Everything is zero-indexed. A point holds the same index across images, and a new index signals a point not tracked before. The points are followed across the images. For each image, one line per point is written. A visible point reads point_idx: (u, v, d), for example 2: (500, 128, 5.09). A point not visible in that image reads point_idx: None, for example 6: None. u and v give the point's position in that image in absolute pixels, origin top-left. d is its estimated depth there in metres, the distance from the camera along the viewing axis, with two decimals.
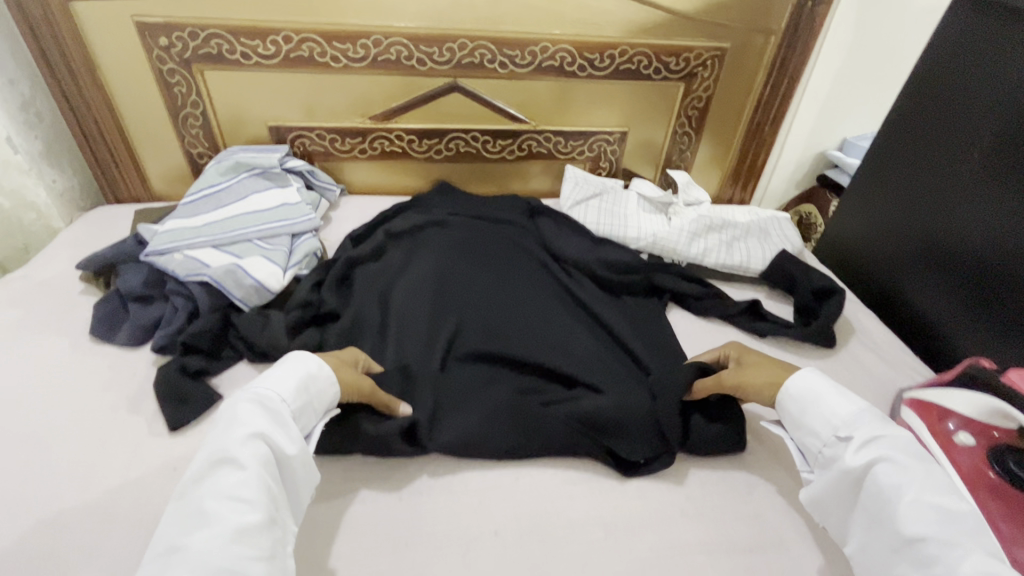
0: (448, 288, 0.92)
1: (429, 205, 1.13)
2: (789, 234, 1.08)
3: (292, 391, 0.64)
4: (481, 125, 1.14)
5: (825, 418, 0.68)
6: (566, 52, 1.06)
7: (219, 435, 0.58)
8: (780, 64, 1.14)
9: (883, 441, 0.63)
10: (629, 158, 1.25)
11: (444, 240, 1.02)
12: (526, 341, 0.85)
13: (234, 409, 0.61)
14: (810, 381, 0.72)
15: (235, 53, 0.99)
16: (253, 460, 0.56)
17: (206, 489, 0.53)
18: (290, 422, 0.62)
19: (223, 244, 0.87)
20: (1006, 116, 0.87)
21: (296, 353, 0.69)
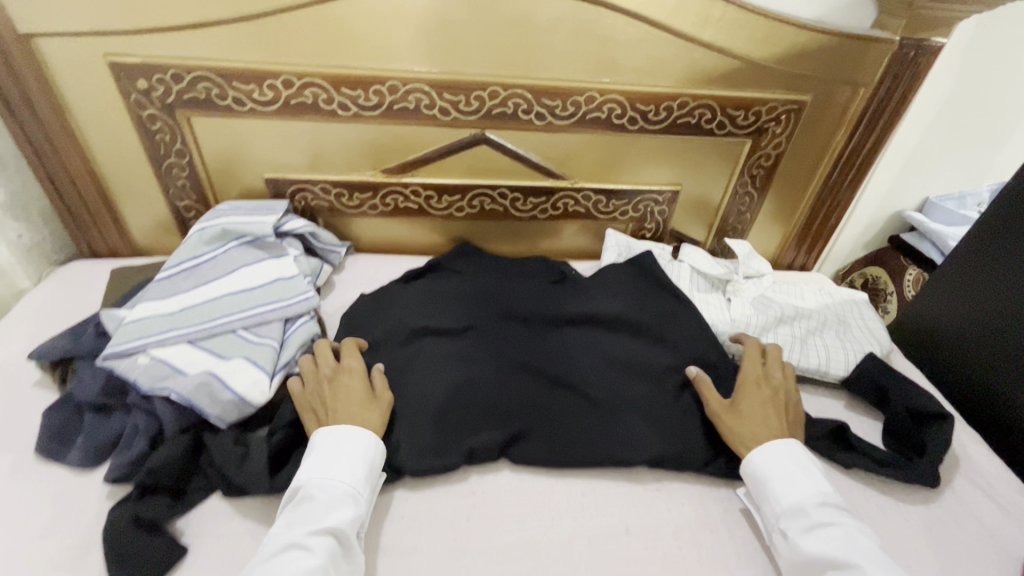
0: (451, 367, 0.77)
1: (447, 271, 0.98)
2: (872, 325, 0.91)
3: (350, 475, 0.62)
4: (510, 181, 0.98)
5: (772, 505, 0.65)
6: (616, 103, 0.90)
7: (290, 521, 0.58)
8: (867, 120, 0.96)
9: (830, 530, 0.61)
10: (678, 219, 1.09)
11: (453, 299, 0.88)
12: (519, 412, 0.74)
13: (302, 491, 0.61)
14: (766, 458, 0.68)
15: (226, 98, 0.84)
16: (318, 548, 0.55)
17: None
18: (357, 504, 0.61)
19: (201, 337, 0.72)
20: None
21: (353, 430, 0.65)
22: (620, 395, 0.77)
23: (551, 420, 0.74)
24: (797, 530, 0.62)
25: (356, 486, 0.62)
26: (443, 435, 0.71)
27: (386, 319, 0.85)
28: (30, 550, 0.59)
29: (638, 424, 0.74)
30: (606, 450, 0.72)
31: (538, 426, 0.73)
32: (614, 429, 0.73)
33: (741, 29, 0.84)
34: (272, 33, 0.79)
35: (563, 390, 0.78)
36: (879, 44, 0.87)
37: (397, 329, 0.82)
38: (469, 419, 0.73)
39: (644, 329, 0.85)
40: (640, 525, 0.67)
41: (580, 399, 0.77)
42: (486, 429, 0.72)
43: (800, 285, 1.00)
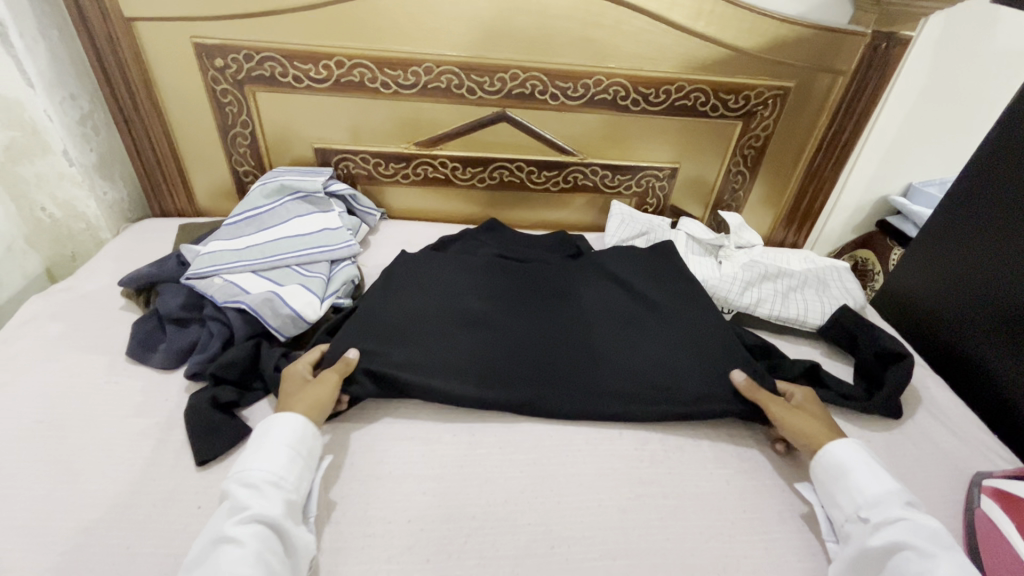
0: (463, 330, 0.84)
1: (472, 247, 1.06)
2: (850, 286, 1.01)
3: (283, 461, 0.63)
4: (526, 156, 1.12)
5: (851, 493, 0.65)
6: (620, 86, 1.03)
7: (219, 515, 0.58)
8: (847, 105, 1.08)
9: (907, 523, 0.60)
10: (677, 195, 1.21)
11: (471, 275, 0.95)
12: (529, 367, 0.80)
13: (229, 485, 0.61)
14: (844, 450, 0.69)
15: (287, 76, 0.99)
16: (242, 537, 0.55)
17: (200, 573, 0.53)
18: (286, 490, 0.61)
19: (263, 269, 0.85)
20: None
21: (277, 418, 0.67)
22: (632, 355, 0.83)
23: (550, 375, 0.80)
24: (875, 519, 0.61)
25: (283, 474, 0.62)
26: (450, 386, 0.77)
27: (399, 282, 0.91)
28: (127, 423, 0.72)
29: (648, 381, 0.80)
30: (604, 394, 0.78)
31: (551, 379, 0.79)
32: (612, 376, 0.80)
33: (730, 22, 0.97)
34: (329, 20, 0.94)
35: (565, 349, 0.83)
36: (854, 36, 0.99)
37: (418, 297, 0.88)
38: (471, 373, 0.78)
39: (651, 297, 0.92)
40: (631, 432, 0.78)
41: (581, 356, 0.83)
42: (498, 383, 0.78)
43: (788, 253, 1.10)
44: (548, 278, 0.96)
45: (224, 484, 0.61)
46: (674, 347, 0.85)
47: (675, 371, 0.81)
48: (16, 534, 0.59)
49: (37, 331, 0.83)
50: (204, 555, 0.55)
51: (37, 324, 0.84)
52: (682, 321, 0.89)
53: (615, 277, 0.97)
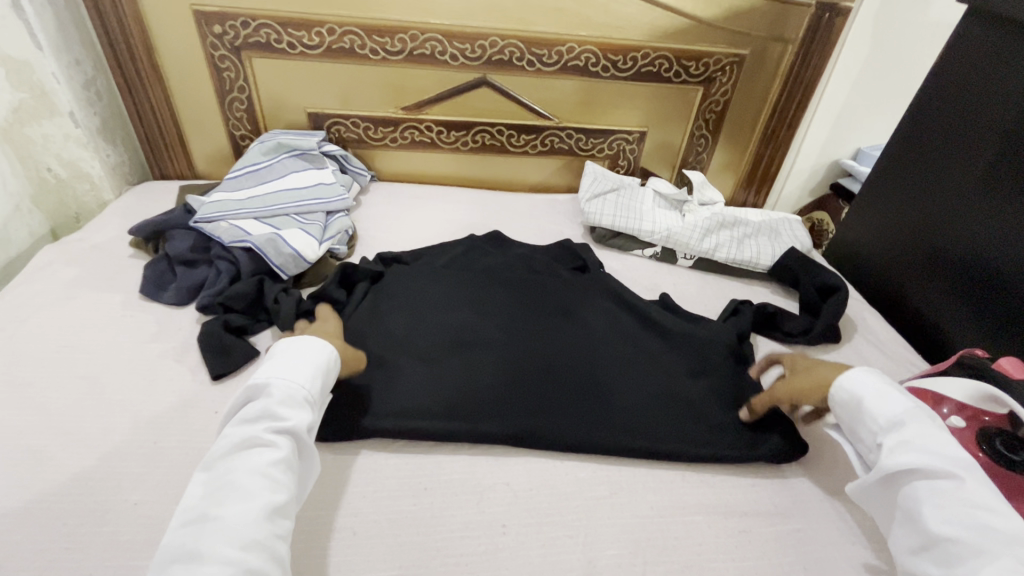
0: (455, 354, 0.80)
1: (472, 255, 1.03)
2: (799, 234, 1.12)
3: (312, 381, 0.64)
4: (506, 120, 1.20)
5: (867, 421, 0.64)
6: (591, 53, 1.12)
7: (249, 414, 0.59)
8: (797, 72, 1.19)
9: (922, 444, 0.59)
10: (646, 158, 1.31)
11: (461, 298, 0.91)
12: (528, 393, 0.76)
13: (262, 390, 0.61)
14: (858, 380, 0.67)
15: (282, 42, 1.06)
16: (276, 446, 0.57)
17: (230, 468, 0.55)
18: (313, 407, 0.63)
19: (265, 216, 0.93)
20: (1002, 129, 0.89)
21: (310, 341, 0.68)
22: (639, 391, 0.79)
23: (547, 404, 0.75)
24: (893, 444, 0.60)
25: (313, 390, 0.63)
26: (445, 414, 0.72)
27: (382, 300, 0.88)
28: (146, 348, 0.79)
29: (654, 424, 0.75)
30: (605, 425, 0.74)
31: (552, 407, 0.75)
32: (614, 410, 0.76)
33: None
34: None
35: (570, 379, 0.79)
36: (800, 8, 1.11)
37: (406, 320, 0.85)
38: (466, 398, 0.74)
39: (661, 328, 0.89)
40: None
41: (581, 386, 0.78)
42: (495, 411, 0.73)
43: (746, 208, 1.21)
44: (547, 301, 0.93)
45: (255, 385, 0.61)
46: (685, 386, 0.80)
47: (679, 395, 0.79)
48: (54, 434, 0.67)
49: (54, 275, 0.90)
50: (233, 452, 0.56)
51: (54, 268, 0.91)
52: (694, 351, 0.85)
53: (625, 305, 0.94)
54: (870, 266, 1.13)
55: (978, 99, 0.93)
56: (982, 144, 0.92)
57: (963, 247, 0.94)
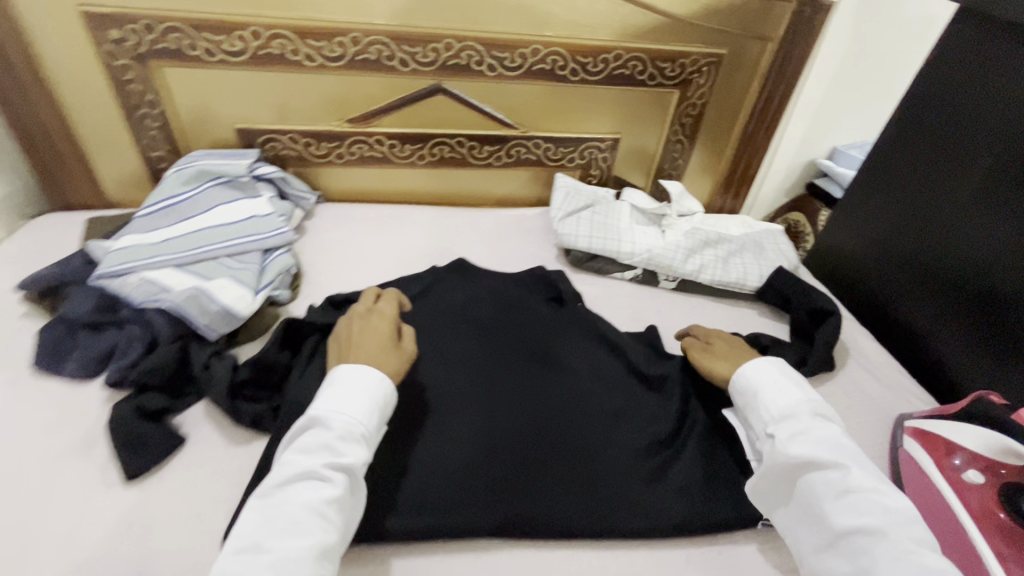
0: (419, 424, 0.69)
1: (436, 291, 0.91)
2: (784, 248, 1.06)
3: (368, 414, 0.60)
4: (466, 130, 1.08)
5: (760, 412, 0.65)
6: (558, 55, 1.01)
7: (305, 446, 0.57)
8: (777, 72, 1.12)
9: (810, 434, 0.60)
10: (619, 166, 1.21)
11: (423, 349, 0.79)
12: (508, 465, 0.66)
13: (321, 421, 0.58)
14: (759, 371, 0.68)
15: (197, 49, 0.90)
16: (332, 486, 0.54)
17: (284, 503, 0.53)
18: (369, 443, 0.60)
19: (186, 263, 0.79)
20: (1004, 136, 0.82)
21: (364, 366, 0.63)
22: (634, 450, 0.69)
23: (530, 476, 0.65)
24: (783, 432, 0.62)
25: (369, 425, 0.60)
26: (411, 504, 0.61)
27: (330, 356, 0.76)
28: (40, 443, 0.65)
29: (652, 492, 0.65)
30: (597, 502, 0.64)
31: (535, 480, 0.65)
32: (606, 477, 0.66)
33: None
34: None
35: (554, 440, 0.69)
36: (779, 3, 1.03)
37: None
38: (435, 479, 0.63)
39: (650, 370, 0.80)
40: None
41: (566, 449, 0.68)
42: (471, 492, 0.63)
43: (727, 219, 1.13)
44: (522, 343, 0.82)
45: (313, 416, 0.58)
46: (682, 441, 0.72)
47: (675, 454, 0.70)
48: None
49: None
50: (285, 484, 0.55)
51: None
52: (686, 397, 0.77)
53: (610, 344, 0.84)
54: (855, 279, 1.08)
55: (973, 110, 0.87)
56: (975, 160, 0.86)
57: (954, 266, 0.89)
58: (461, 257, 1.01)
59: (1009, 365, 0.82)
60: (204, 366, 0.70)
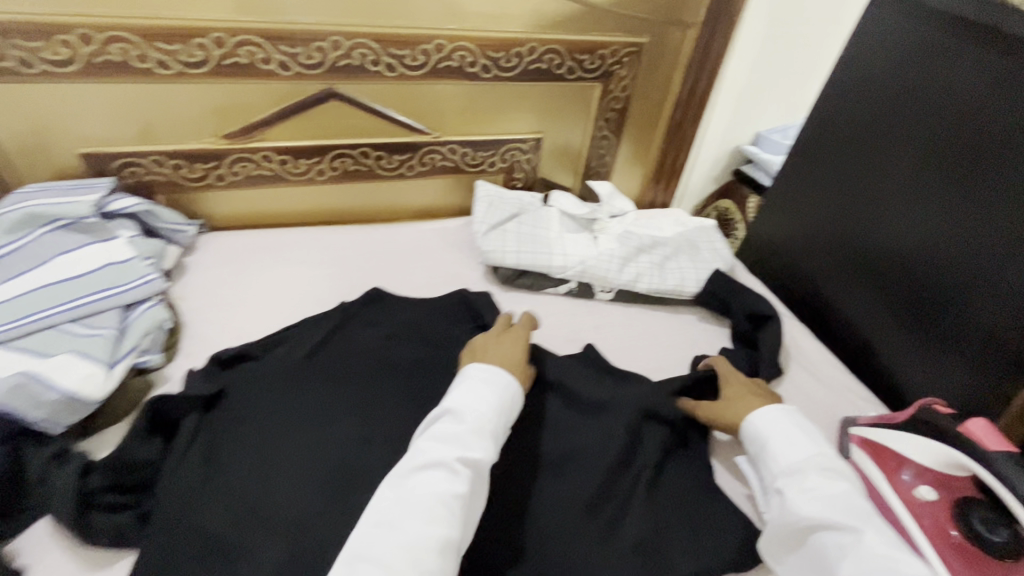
0: (331, 510, 0.59)
1: (347, 333, 0.80)
2: (718, 245, 1.02)
3: (495, 411, 0.63)
4: (369, 139, 0.95)
5: (769, 464, 0.63)
6: (466, 51, 0.90)
7: (440, 437, 0.59)
8: (698, 60, 1.07)
9: (822, 492, 0.58)
10: (545, 167, 1.13)
11: (330, 413, 0.68)
12: None
13: (454, 413, 0.62)
14: (770, 419, 0.66)
15: (8, 59, 0.72)
16: (463, 472, 0.56)
17: (417, 489, 0.55)
18: (496, 441, 0.62)
19: (14, 337, 0.63)
20: (929, 122, 0.80)
21: (493, 368, 0.68)
22: (578, 507, 0.62)
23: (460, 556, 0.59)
24: (793, 488, 0.59)
25: (496, 422, 0.62)
26: None
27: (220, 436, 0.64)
28: None
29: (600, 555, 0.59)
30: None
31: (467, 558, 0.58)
32: (548, 547, 0.59)
33: None
34: None
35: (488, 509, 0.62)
36: None
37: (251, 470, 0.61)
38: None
39: (590, 404, 0.73)
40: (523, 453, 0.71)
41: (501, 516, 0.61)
42: None
43: (659, 217, 1.08)
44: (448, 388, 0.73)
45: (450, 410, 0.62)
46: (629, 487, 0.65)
47: (624, 502, 0.63)
48: None
49: None
50: (413, 473, 0.57)
51: None
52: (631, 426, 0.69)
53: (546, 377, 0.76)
54: (786, 274, 1.07)
55: (884, 107, 0.85)
56: (899, 152, 0.84)
57: (876, 264, 0.89)
58: (376, 286, 0.89)
59: (934, 362, 0.82)
60: (40, 477, 0.55)
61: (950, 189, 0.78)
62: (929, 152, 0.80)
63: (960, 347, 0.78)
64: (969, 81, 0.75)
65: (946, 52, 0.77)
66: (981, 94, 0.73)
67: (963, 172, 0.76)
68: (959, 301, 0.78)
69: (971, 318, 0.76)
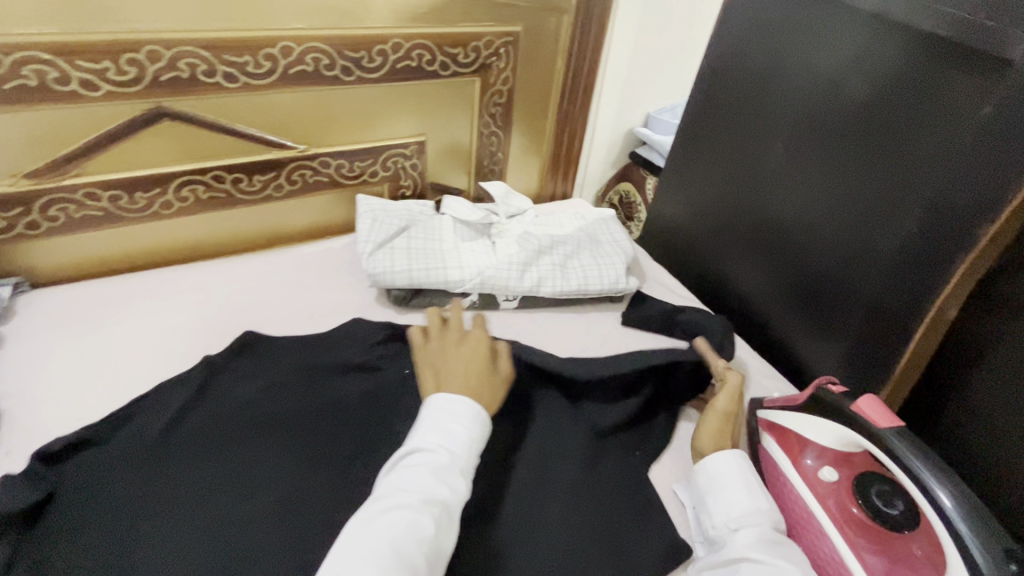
0: None
1: (214, 394, 0.69)
2: (618, 236, 0.99)
3: (466, 446, 0.59)
4: (221, 161, 0.83)
5: (720, 505, 0.60)
6: (319, 53, 0.80)
7: (405, 476, 0.55)
8: (577, 46, 1.03)
9: (774, 541, 0.56)
10: (434, 170, 1.05)
11: (195, 499, 0.58)
12: None
13: (419, 452, 0.57)
14: (730, 463, 0.63)
15: None
16: (429, 513, 0.51)
17: (376, 533, 0.49)
18: (466, 480, 0.57)
19: None
20: (801, 89, 0.78)
21: (465, 398, 0.63)
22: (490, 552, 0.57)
23: None
24: (751, 534, 0.57)
25: (465, 460, 0.58)
26: None
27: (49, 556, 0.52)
28: None
29: None
30: None
31: None
32: None
33: None
34: None
35: None
36: None
37: None
38: None
39: (499, 433, 0.68)
40: None
41: None
42: None
43: (559, 213, 1.04)
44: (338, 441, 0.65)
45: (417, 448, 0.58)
46: (545, 517, 0.61)
47: (539, 536, 0.59)
48: None
49: None
50: (374, 516, 0.51)
51: None
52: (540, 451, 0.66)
53: None
54: (686, 253, 1.05)
55: (766, 80, 0.83)
56: (775, 121, 0.82)
57: (767, 240, 0.87)
58: (249, 331, 0.78)
59: (830, 339, 0.80)
60: None
61: (827, 155, 0.76)
62: (809, 125, 0.77)
63: (846, 319, 0.77)
64: (833, 44, 0.73)
65: (810, 16, 0.75)
66: (844, 64, 0.72)
67: (835, 139, 0.74)
68: (841, 271, 0.76)
69: (854, 288, 0.75)
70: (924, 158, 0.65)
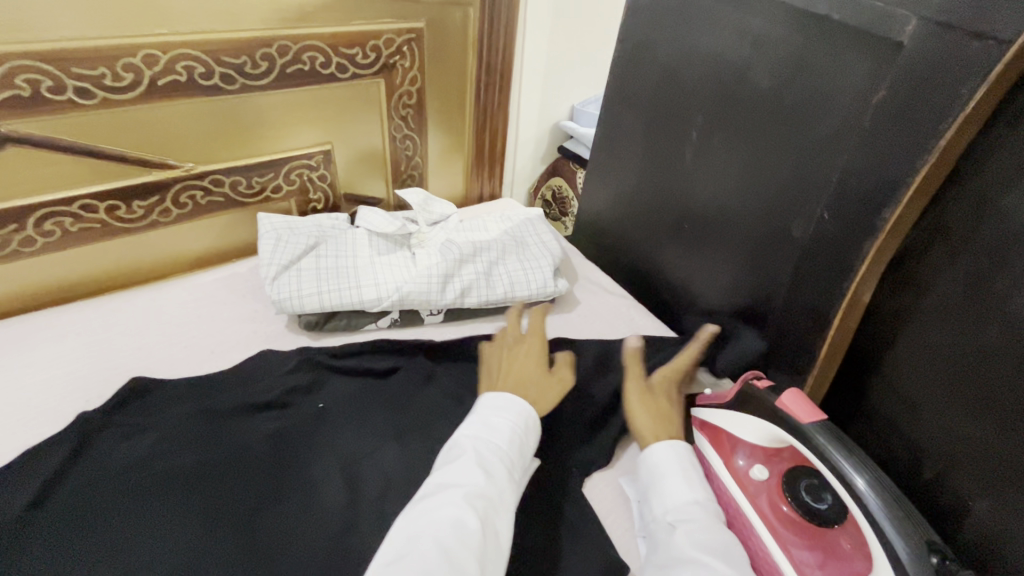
0: None
1: (92, 456, 0.60)
2: (546, 237, 0.96)
3: (508, 439, 0.58)
4: (88, 186, 0.73)
5: (658, 499, 0.58)
6: (191, 60, 0.72)
7: (448, 470, 0.53)
8: (487, 41, 0.98)
9: (700, 532, 0.53)
10: (347, 180, 0.98)
11: None
12: None
13: (461, 446, 0.56)
14: (671, 454, 0.61)
15: None
16: (473, 507, 0.50)
17: (420, 531, 0.48)
18: (512, 473, 0.55)
19: None
20: (710, 73, 0.76)
21: (507, 395, 0.63)
22: None
23: None
24: (685, 529, 0.53)
25: (509, 454, 0.57)
26: None
27: None
28: None
29: None
30: None
31: None
32: None
33: None
34: None
35: None
36: None
37: None
38: None
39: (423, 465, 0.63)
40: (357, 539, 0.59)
41: None
42: None
43: (483, 216, 0.99)
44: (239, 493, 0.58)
45: (460, 443, 0.57)
46: None
47: None
48: None
49: None
50: (416, 514, 0.50)
51: None
52: None
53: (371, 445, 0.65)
54: (617, 247, 1.03)
55: (677, 65, 0.80)
56: (689, 107, 0.80)
57: (691, 229, 0.86)
58: (137, 376, 0.69)
59: (758, 327, 0.79)
60: None
61: (739, 140, 0.74)
62: (721, 108, 0.76)
63: (771, 305, 0.76)
64: (736, 27, 0.71)
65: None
66: (747, 48, 0.70)
67: (745, 124, 0.73)
68: (763, 257, 0.75)
69: (775, 273, 0.74)
70: (829, 142, 0.64)
